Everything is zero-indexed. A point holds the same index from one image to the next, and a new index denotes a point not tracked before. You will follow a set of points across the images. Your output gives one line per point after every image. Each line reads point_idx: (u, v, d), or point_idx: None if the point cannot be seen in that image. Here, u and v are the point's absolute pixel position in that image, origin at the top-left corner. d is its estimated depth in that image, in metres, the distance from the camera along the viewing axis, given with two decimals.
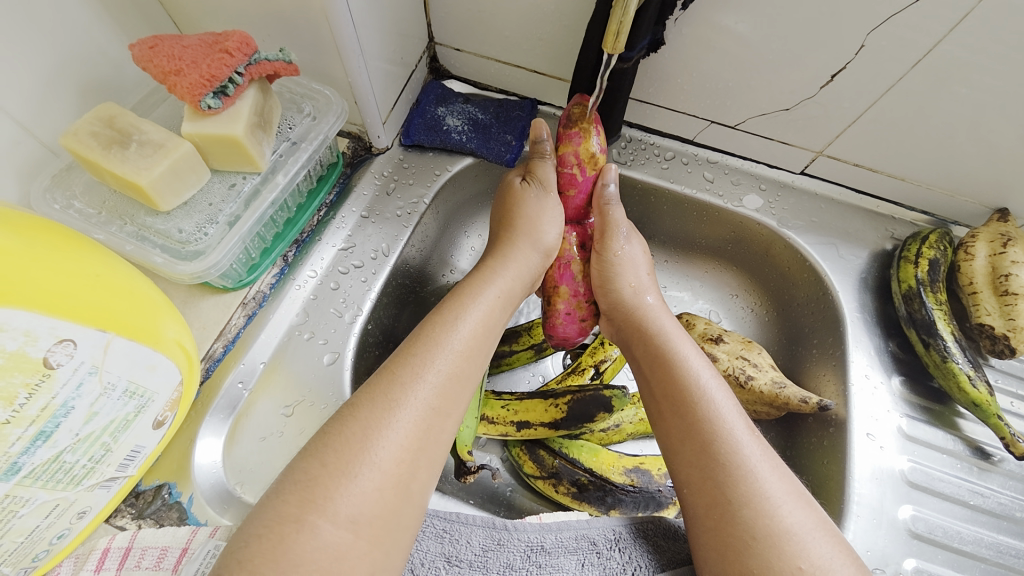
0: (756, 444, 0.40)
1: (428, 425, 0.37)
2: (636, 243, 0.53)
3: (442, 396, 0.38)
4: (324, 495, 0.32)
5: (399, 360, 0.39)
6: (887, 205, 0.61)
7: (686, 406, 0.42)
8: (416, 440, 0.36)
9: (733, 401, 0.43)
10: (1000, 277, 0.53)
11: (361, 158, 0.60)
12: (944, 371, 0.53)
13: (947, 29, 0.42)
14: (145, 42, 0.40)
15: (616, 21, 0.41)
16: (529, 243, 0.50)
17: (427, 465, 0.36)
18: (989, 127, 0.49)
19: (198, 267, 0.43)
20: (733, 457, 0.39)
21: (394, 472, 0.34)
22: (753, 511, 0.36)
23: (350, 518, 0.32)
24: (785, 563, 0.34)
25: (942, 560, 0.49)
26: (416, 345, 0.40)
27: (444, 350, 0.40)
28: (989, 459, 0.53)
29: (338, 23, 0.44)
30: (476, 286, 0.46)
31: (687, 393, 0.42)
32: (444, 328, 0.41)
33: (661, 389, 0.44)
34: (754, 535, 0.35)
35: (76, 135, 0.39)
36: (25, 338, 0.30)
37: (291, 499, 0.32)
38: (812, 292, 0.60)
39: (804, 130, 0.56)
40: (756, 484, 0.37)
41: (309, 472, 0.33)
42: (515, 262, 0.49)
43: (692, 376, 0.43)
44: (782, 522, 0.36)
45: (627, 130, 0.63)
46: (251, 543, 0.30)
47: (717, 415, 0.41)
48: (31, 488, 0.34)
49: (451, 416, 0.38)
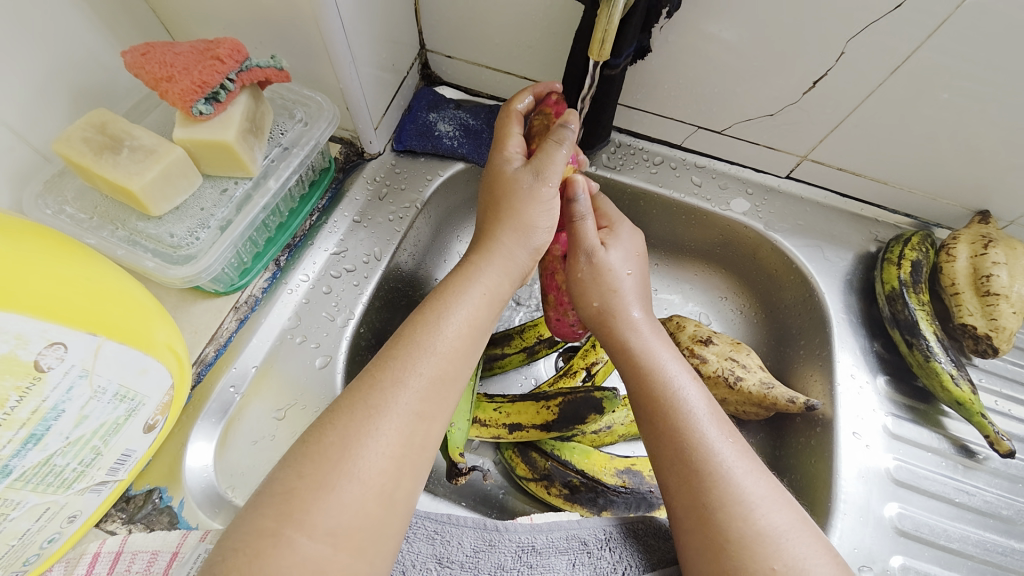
0: (732, 449, 0.40)
1: (412, 430, 0.37)
2: (613, 249, 0.51)
3: (425, 401, 0.38)
4: (301, 509, 0.32)
5: (381, 365, 0.39)
6: (871, 208, 0.62)
7: (662, 414, 0.42)
8: (399, 448, 0.36)
9: (710, 407, 0.43)
10: (981, 278, 0.54)
11: (354, 163, 0.60)
12: (927, 371, 0.53)
13: (925, 36, 0.44)
14: (138, 49, 0.40)
15: (602, 29, 0.42)
16: (516, 238, 0.47)
17: (411, 472, 0.36)
18: (967, 131, 0.50)
19: (189, 271, 0.43)
20: (707, 463, 0.39)
21: (377, 482, 0.34)
22: (727, 515, 0.37)
23: (329, 531, 0.32)
24: (758, 564, 0.35)
25: (928, 557, 0.49)
26: (397, 349, 0.39)
27: (427, 353, 0.39)
28: (974, 457, 0.54)
29: (330, 30, 0.45)
30: (460, 284, 0.44)
31: (664, 401, 0.43)
32: (426, 331, 0.41)
33: (638, 398, 0.45)
34: (727, 538, 0.36)
35: (68, 140, 0.40)
36: (17, 341, 0.30)
37: (269, 512, 0.32)
38: (799, 293, 0.61)
39: (789, 135, 0.57)
40: (730, 488, 0.38)
41: (286, 483, 0.33)
42: (499, 256, 0.46)
43: (667, 384, 0.44)
44: (756, 524, 0.36)
45: (616, 135, 0.64)
46: (228, 557, 0.30)
47: (691, 423, 0.41)
48: (22, 492, 0.34)
49: (436, 420, 0.38)
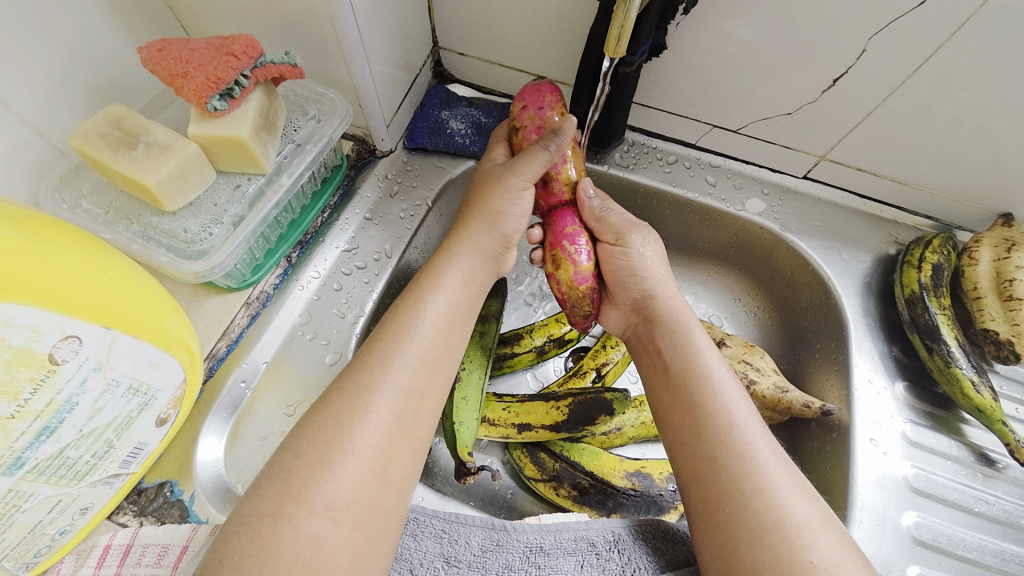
0: (766, 439, 0.40)
1: (403, 408, 0.37)
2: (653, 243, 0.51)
3: (414, 379, 0.38)
4: (301, 486, 0.32)
5: (369, 347, 0.39)
6: (891, 210, 0.61)
7: (701, 399, 0.41)
8: (392, 423, 0.36)
9: (744, 396, 0.42)
10: (1003, 282, 0.52)
11: (365, 160, 0.60)
12: (948, 377, 0.52)
13: (949, 34, 0.42)
14: (153, 45, 0.40)
15: (618, 25, 0.42)
16: (485, 224, 0.49)
17: (406, 450, 0.36)
18: (992, 133, 0.49)
19: (202, 267, 0.43)
20: (746, 451, 0.38)
21: (371, 457, 0.34)
22: (764, 504, 0.36)
23: (328, 506, 0.32)
24: (796, 556, 0.34)
25: (945, 567, 0.48)
26: (384, 332, 0.40)
27: (412, 334, 0.40)
28: (993, 466, 0.53)
29: (343, 27, 0.45)
30: (436, 271, 0.45)
31: (700, 387, 0.42)
32: (409, 313, 0.41)
33: (672, 381, 0.43)
34: (767, 527, 0.35)
35: (85, 136, 0.40)
36: (31, 334, 0.30)
37: (267, 493, 0.32)
38: (815, 296, 0.60)
39: (807, 134, 0.56)
40: (768, 478, 0.37)
41: (283, 464, 0.33)
42: (469, 241, 0.48)
43: (706, 369, 0.43)
44: (793, 514, 0.36)
45: (630, 134, 0.63)
46: (230, 541, 0.30)
47: (730, 410, 0.41)
48: (34, 483, 0.34)
49: (426, 397, 0.38)
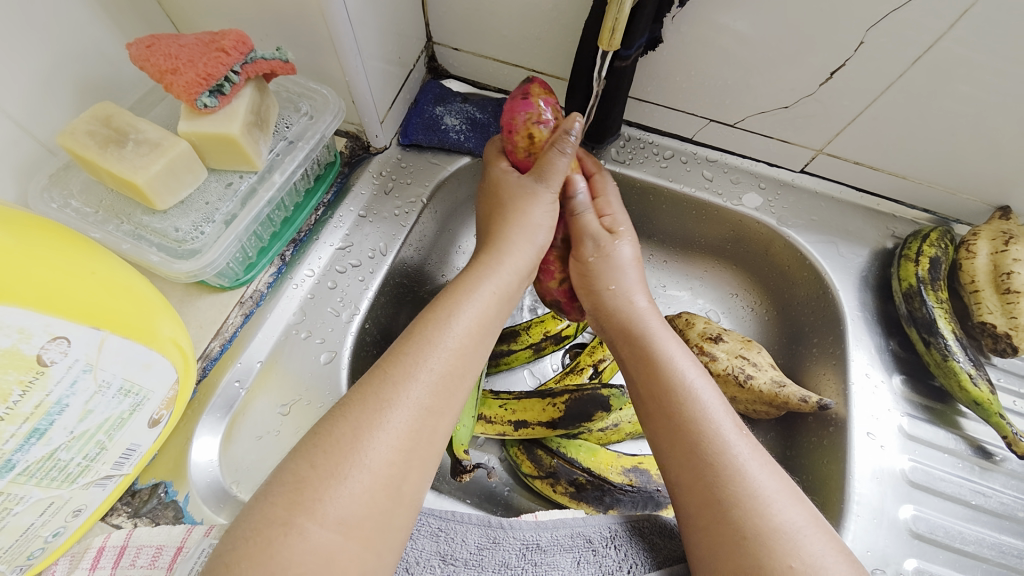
0: (745, 444, 0.39)
1: (420, 424, 0.36)
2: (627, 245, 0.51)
3: (435, 395, 0.37)
4: (312, 498, 0.32)
5: (392, 360, 0.38)
6: (888, 203, 0.61)
7: (673, 407, 0.41)
8: (409, 439, 0.35)
9: (722, 400, 0.42)
10: (1002, 275, 0.52)
11: (359, 157, 0.60)
12: (945, 370, 0.52)
13: (946, 26, 0.42)
14: (142, 41, 0.40)
15: (612, 17, 0.41)
16: (525, 237, 0.48)
17: (419, 465, 0.36)
18: (990, 126, 0.48)
19: (194, 266, 0.43)
20: (720, 458, 0.38)
21: (385, 473, 0.34)
22: (743, 510, 0.36)
23: (339, 521, 0.32)
24: (777, 561, 0.34)
25: (942, 560, 0.48)
26: (408, 344, 0.39)
27: (437, 349, 0.39)
28: (990, 459, 0.53)
29: (335, 22, 0.44)
30: (471, 283, 0.44)
31: (673, 395, 0.42)
32: (436, 327, 0.40)
33: (648, 390, 0.44)
34: (744, 534, 0.35)
35: (73, 134, 0.39)
36: (19, 336, 0.30)
37: (279, 500, 0.31)
38: (812, 290, 0.60)
39: (804, 128, 0.56)
40: (745, 484, 0.37)
41: (298, 472, 0.33)
42: (511, 254, 0.47)
43: (679, 375, 0.43)
44: (773, 519, 0.35)
45: (626, 128, 0.63)
46: (240, 546, 0.30)
47: (705, 417, 0.40)
48: (26, 486, 0.34)
49: (445, 415, 0.38)
